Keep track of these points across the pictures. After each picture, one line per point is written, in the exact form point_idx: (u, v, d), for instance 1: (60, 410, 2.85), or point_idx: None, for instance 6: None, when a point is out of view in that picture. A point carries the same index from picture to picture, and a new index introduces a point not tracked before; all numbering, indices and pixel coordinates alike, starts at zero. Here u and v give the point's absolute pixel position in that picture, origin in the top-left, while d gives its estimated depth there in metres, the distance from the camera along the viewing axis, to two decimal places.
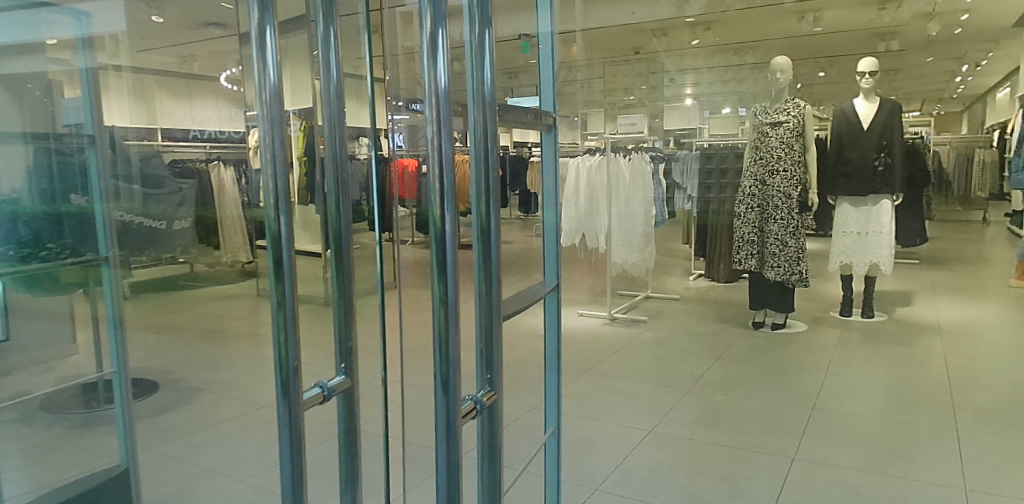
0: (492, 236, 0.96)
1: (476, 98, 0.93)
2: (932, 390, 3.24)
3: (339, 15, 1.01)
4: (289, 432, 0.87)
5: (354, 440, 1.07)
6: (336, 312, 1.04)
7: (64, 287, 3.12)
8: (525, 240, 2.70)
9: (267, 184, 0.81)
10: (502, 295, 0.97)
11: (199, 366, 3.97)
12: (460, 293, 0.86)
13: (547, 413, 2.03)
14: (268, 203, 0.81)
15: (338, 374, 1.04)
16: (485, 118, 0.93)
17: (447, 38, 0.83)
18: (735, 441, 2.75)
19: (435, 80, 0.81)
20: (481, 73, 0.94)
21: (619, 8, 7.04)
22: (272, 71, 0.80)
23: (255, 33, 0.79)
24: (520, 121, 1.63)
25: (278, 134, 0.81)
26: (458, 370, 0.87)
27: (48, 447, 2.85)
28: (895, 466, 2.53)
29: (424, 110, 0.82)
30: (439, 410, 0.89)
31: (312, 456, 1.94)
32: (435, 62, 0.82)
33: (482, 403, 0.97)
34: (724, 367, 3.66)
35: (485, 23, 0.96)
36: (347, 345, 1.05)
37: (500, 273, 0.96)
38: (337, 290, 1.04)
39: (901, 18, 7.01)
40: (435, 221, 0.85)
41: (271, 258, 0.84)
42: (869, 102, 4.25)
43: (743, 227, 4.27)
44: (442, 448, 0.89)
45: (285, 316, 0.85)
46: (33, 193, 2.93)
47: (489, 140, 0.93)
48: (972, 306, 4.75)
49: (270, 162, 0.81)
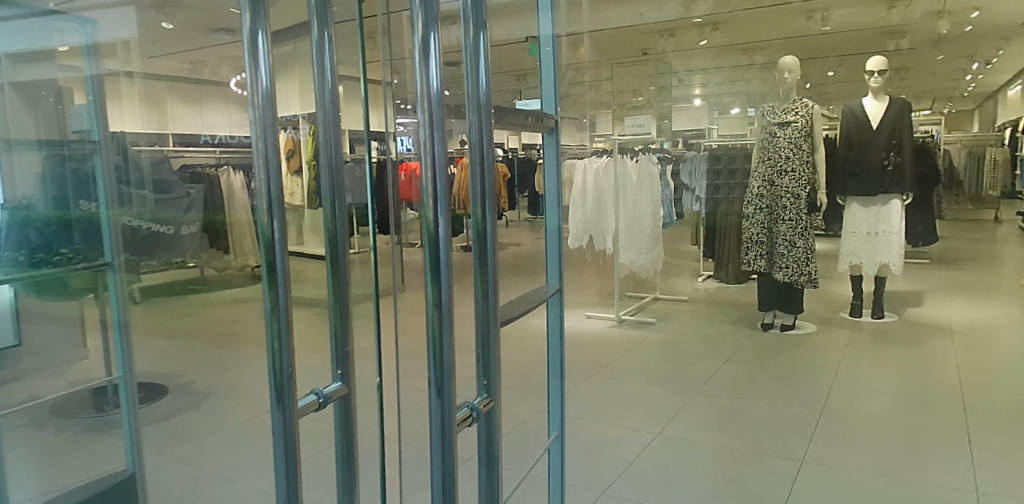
0: (488, 240, 0.96)
1: (470, 101, 0.94)
2: (944, 391, 3.20)
3: (334, 19, 1.02)
4: (284, 438, 0.88)
5: (352, 446, 1.08)
6: (333, 318, 1.05)
7: (75, 292, 3.15)
8: (532, 243, 2.71)
9: (260, 189, 0.83)
10: (498, 297, 0.97)
11: (209, 370, 3.99)
12: (454, 298, 0.87)
13: (553, 417, 2.03)
14: (261, 208, 0.83)
15: (335, 381, 1.05)
16: (480, 122, 0.94)
17: (439, 43, 0.84)
18: (743, 444, 2.73)
19: (427, 84, 0.82)
20: (476, 76, 0.95)
21: (626, 9, 7.04)
22: (264, 76, 0.81)
23: (247, 39, 0.80)
24: (522, 124, 1.63)
25: (270, 139, 0.82)
26: (452, 376, 0.88)
27: (60, 451, 2.88)
28: (905, 469, 2.51)
29: (417, 115, 0.83)
30: (434, 417, 0.89)
31: (317, 460, 1.94)
32: (427, 66, 0.82)
33: (479, 410, 0.97)
34: (733, 369, 3.64)
35: (480, 25, 0.95)
36: (344, 351, 1.06)
37: (496, 277, 0.97)
38: (334, 296, 1.05)
39: (910, 16, 6.96)
40: (427, 225, 0.85)
41: (264, 262, 0.85)
42: (878, 102, 4.21)
43: (751, 228, 4.25)
44: (437, 454, 0.89)
45: (279, 322, 0.86)
46: (46, 199, 2.92)
47: (485, 144, 0.94)
48: (985, 306, 4.71)
49: (263, 167, 0.83)
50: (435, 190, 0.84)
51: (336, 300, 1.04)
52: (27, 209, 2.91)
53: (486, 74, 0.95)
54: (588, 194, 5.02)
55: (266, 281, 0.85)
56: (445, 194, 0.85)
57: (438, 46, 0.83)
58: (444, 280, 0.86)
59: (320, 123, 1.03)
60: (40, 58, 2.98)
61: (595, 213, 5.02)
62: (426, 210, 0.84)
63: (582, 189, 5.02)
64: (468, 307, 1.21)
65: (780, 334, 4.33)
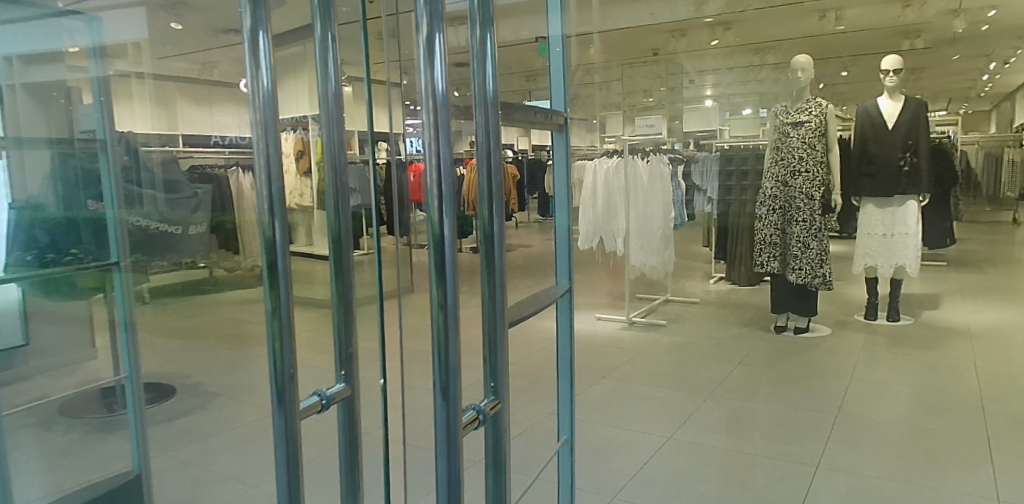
0: (496, 242, 0.92)
1: (478, 100, 0.90)
2: (963, 396, 3.13)
3: (337, 19, 0.99)
4: (285, 440, 0.85)
5: (356, 449, 1.05)
6: (336, 319, 1.02)
7: (82, 291, 3.15)
8: (541, 244, 2.67)
9: (261, 189, 0.80)
10: (506, 298, 0.93)
11: (217, 371, 3.98)
12: (460, 299, 0.83)
13: (562, 421, 1.99)
14: (262, 208, 0.80)
15: (339, 382, 1.02)
16: (487, 121, 0.90)
17: (443, 41, 0.80)
18: (756, 448, 2.67)
19: (432, 84, 0.79)
20: (484, 77, 0.90)
21: (637, 10, 7.00)
22: (264, 76, 0.78)
23: (247, 38, 0.77)
24: (531, 121, 1.59)
25: (271, 138, 0.79)
26: (458, 378, 0.84)
27: (67, 451, 2.87)
28: (924, 475, 2.44)
29: (421, 116, 0.80)
30: (440, 419, 0.86)
31: (324, 462, 1.91)
32: (431, 66, 0.79)
33: (486, 414, 0.93)
34: (746, 372, 3.58)
35: (487, 24, 0.92)
36: (347, 352, 1.02)
37: (505, 278, 0.93)
38: (337, 296, 1.01)
39: (926, 15, 6.87)
40: (433, 226, 0.81)
41: (265, 262, 0.82)
42: (893, 102, 4.14)
43: (764, 229, 4.19)
44: (443, 460, 0.86)
45: (279, 321, 0.82)
46: (56, 199, 2.94)
47: (493, 143, 0.90)
48: (1004, 309, 4.61)
49: (264, 167, 0.79)
50: (440, 191, 0.81)
51: (339, 301, 1.01)
52: (40, 209, 2.92)
53: (494, 73, 0.91)
54: (598, 195, 4.97)
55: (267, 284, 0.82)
56: (451, 195, 0.81)
57: (443, 44, 0.80)
58: (450, 280, 0.83)
59: (323, 123, 1.00)
60: (51, 59, 2.90)
61: (605, 214, 4.96)
62: (432, 212, 0.81)
63: (592, 189, 4.97)
64: (475, 308, 1.17)
65: (793, 336, 4.27)
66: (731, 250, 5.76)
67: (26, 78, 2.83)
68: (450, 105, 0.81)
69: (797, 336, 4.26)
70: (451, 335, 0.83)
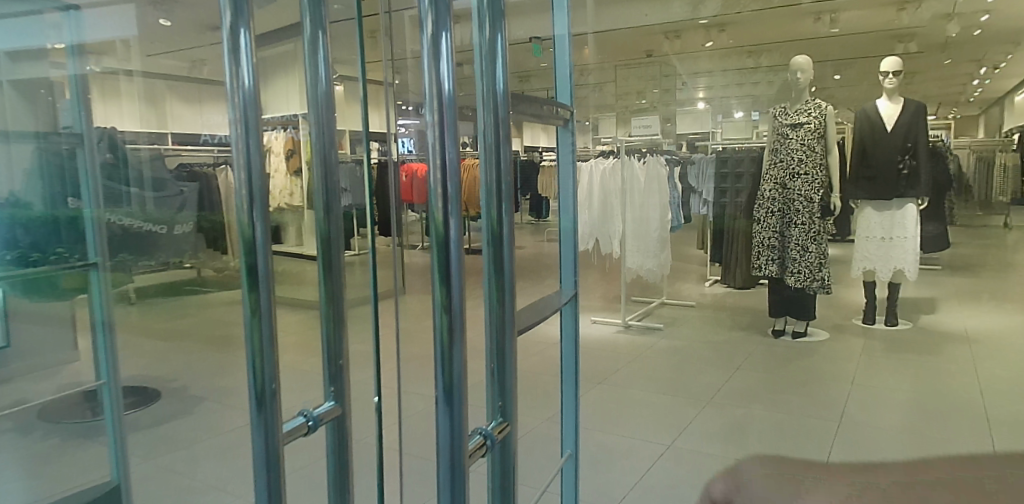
0: (504, 243, 0.86)
1: (485, 100, 0.81)
2: (966, 402, 3.08)
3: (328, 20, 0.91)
4: (265, 469, 0.77)
5: (348, 472, 0.96)
6: (324, 330, 0.93)
7: (63, 293, 3.01)
8: (538, 246, 2.58)
9: (240, 189, 0.72)
10: (515, 309, 0.85)
11: (203, 374, 3.87)
12: (466, 300, 0.75)
13: (566, 433, 1.90)
14: (240, 206, 0.72)
15: (327, 401, 0.93)
16: (498, 122, 0.81)
17: (451, 41, 0.72)
18: (758, 457, 2.61)
19: (437, 83, 0.71)
20: (492, 78, 0.81)
21: (631, 10, 6.95)
22: (247, 73, 0.71)
23: (227, 36, 0.71)
24: (535, 115, 1.52)
25: (253, 137, 0.72)
26: (464, 399, 0.75)
27: (45, 458, 2.77)
28: (930, 485, 2.38)
29: (424, 113, 0.72)
30: (442, 441, 0.78)
31: (314, 475, 1.82)
32: (437, 65, 0.71)
33: (494, 438, 0.85)
34: (745, 377, 3.52)
35: (496, 21, 0.83)
36: (336, 368, 0.94)
37: (514, 287, 0.85)
38: (326, 307, 0.93)
39: (921, 19, 6.83)
40: (436, 226, 0.73)
41: (244, 266, 0.74)
42: (892, 103, 4.03)
43: (762, 232, 4.14)
44: (446, 492, 0.77)
45: (261, 334, 0.75)
46: (36, 196, 2.84)
47: (502, 145, 0.82)
48: (1002, 314, 4.57)
49: (243, 165, 0.72)
50: (444, 191, 0.72)
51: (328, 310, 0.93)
52: (26, 207, 2.87)
53: (503, 73, 0.83)
54: (594, 197, 4.89)
55: (246, 289, 0.74)
56: (457, 197, 0.73)
57: (450, 37, 0.72)
58: (455, 287, 0.75)
59: (314, 123, 0.92)
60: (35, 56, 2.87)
61: (601, 216, 4.89)
62: (434, 215, 0.73)
63: (589, 191, 4.90)
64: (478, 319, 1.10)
65: (792, 341, 4.21)
66: (727, 254, 5.69)
67: (14, 77, 2.86)
68: (457, 101, 0.73)
69: (795, 341, 4.20)
70: (455, 350, 0.75)
